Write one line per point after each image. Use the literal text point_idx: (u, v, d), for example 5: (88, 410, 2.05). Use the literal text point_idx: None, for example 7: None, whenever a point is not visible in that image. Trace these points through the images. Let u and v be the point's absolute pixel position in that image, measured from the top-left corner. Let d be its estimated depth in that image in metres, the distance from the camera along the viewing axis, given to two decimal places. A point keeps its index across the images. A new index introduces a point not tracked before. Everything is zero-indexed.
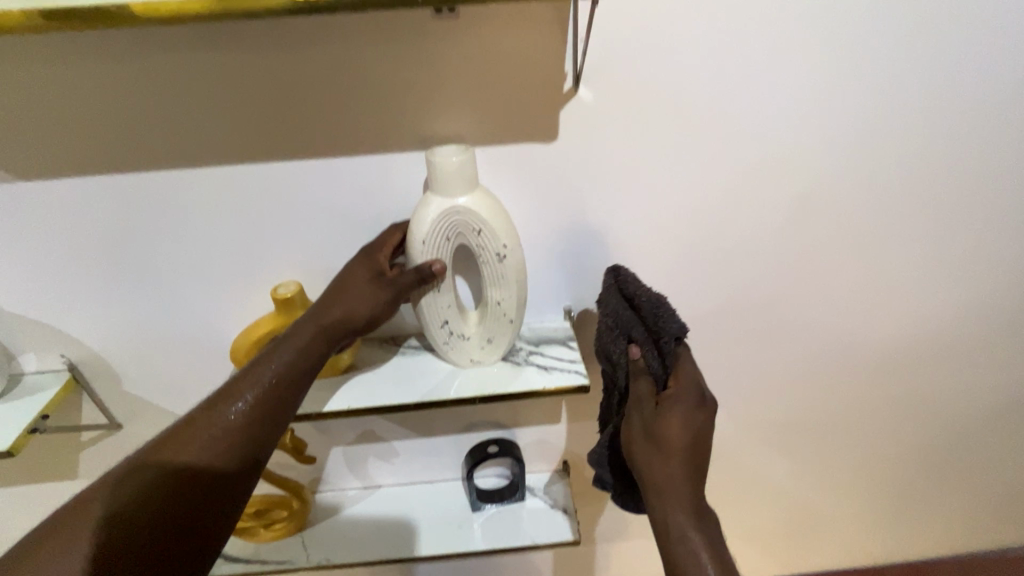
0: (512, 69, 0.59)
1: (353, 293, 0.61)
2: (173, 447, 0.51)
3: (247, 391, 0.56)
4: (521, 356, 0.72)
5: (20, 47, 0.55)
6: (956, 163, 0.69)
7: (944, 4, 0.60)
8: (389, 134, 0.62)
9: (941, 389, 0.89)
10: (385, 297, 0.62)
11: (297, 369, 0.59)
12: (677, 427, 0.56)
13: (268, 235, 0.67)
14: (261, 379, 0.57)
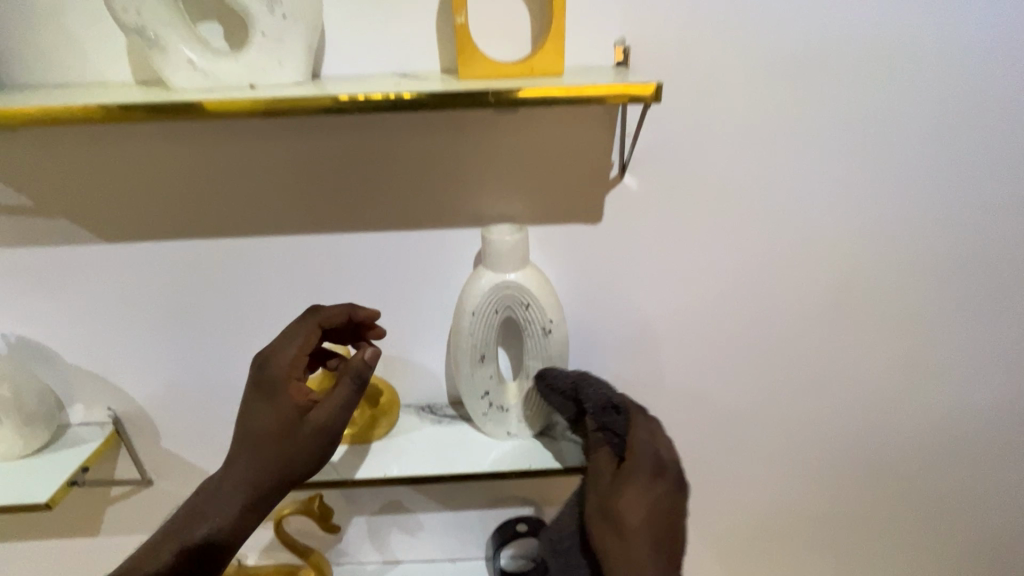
0: (562, 158, 0.63)
1: (269, 428, 0.53)
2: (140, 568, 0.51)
3: (189, 532, 0.52)
4: (558, 430, 0.72)
5: (126, 128, 0.62)
6: (991, 257, 0.71)
7: (966, 113, 0.64)
8: (443, 212, 0.66)
9: (1001, 491, 0.84)
10: (314, 442, 0.53)
11: (232, 508, 0.52)
12: (633, 512, 0.52)
13: (321, 301, 0.71)
14: (199, 520, 0.52)
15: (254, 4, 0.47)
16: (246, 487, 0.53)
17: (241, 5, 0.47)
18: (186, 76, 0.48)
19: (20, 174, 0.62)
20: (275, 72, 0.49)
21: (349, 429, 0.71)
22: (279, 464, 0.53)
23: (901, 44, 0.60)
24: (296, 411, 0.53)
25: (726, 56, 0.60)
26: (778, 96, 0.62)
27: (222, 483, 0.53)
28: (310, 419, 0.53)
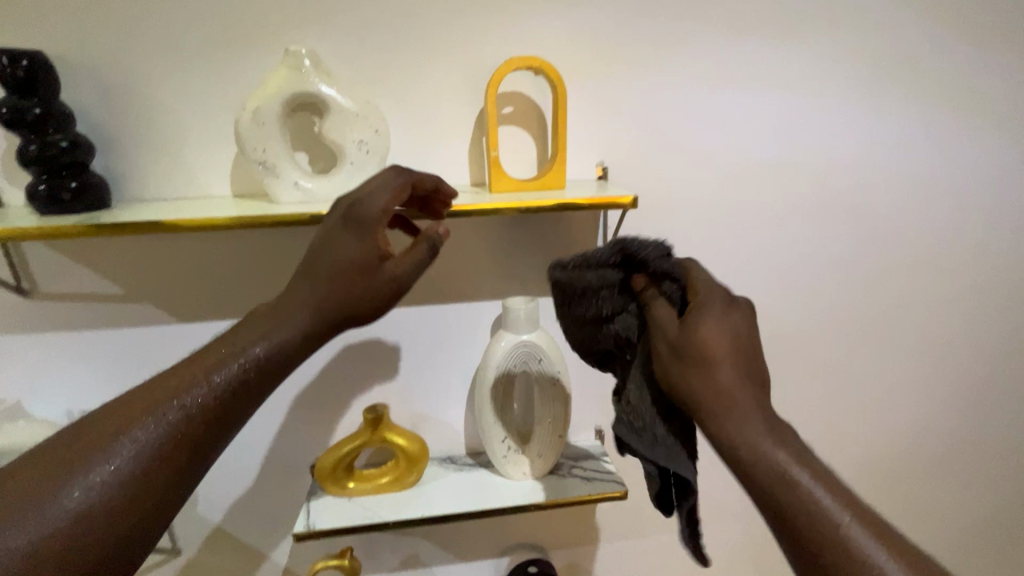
0: (558, 246, 0.81)
1: (347, 270, 0.54)
2: (161, 387, 0.46)
3: (215, 373, 0.47)
4: (564, 469, 0.85)
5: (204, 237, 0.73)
6: (898, 312, 0.89)
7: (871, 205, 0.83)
8: (464, 291, 0.82)
9: (920, 500, 1.02)
10: (385, 288, 0.55)
11: (297, 324, 0.52)
12: (713, 336, 0.48)
13: (358, 368, 0.83)
14: (228, 362, 0.48)
15: (348, 144, 0.64)
16: (302, 330, 0.52)
17: (337, 145, 0.65)
18: (291, 193, 0.64)
19: (107, 267, 0.73)
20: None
21: (387, 477, 0.81)
22: (350, 300, 0.54)
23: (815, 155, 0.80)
24: (377, 253, 0.55)
25: (691, 172, 0.78)
26: (730, 200, 0.80)
27: (288, 301, 0.53)
28: (388, 266, 0.55)
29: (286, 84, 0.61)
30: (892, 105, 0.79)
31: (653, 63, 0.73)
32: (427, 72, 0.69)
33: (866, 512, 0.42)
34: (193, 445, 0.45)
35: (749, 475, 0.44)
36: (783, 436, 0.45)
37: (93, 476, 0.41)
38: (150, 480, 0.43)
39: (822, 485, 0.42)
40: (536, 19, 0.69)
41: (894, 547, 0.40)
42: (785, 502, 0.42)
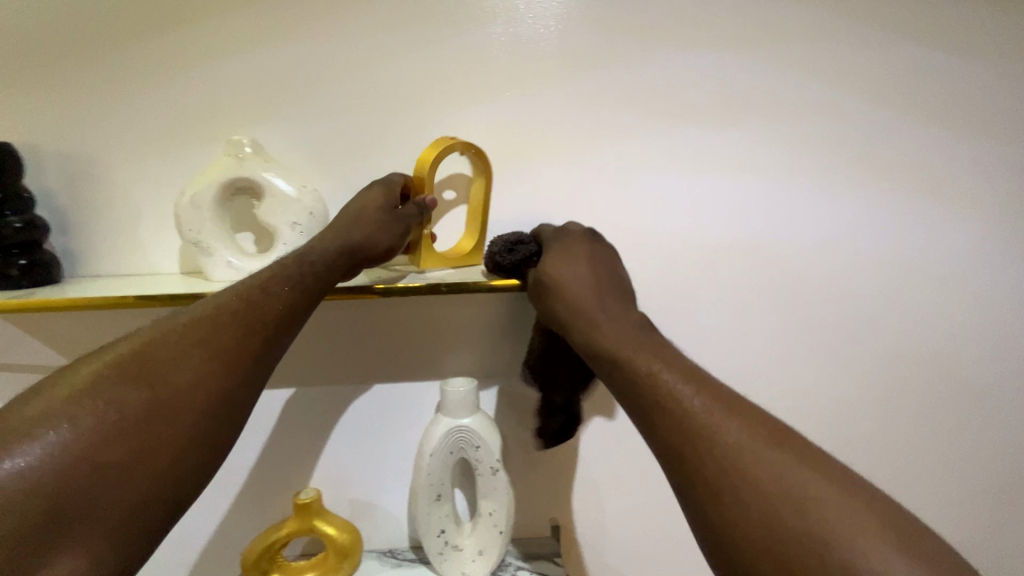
0: (507, 327, 0.79)
1: (361, 216, 0.63)
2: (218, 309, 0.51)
3: (272, 284, 0.55)
4: (509, 570, 0.77)
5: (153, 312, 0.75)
6: (866, 399, 0.86)
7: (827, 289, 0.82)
8: (409, 371, 0.79)
9: None
10: (391, 229, 0.63)
11: (332, 259, 0.59)
12: (610, 324, 0.55)
13: (297, 449, 0.80)
14: (288, 272, 0.56)
15: (282, 225, 0.66)
16: (346, 251, 0.61)
17: (272, 225, 0.67)
18: (223, 271, 0.66)
19: (57, 340, 0.75)
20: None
21: (313, 572, 0.74)
22: (361, 236, 0.62)
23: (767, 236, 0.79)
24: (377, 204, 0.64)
25: (637, 254, 0.78)
26: (680, 280, 0.79)
27: (317, 244, 0.60)
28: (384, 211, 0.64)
29: (223, 170, 0.64)
30: (840, 184, 0.79)
31: (592, 147, 0.74)
32: (370, 159, 0.72)
33: (797, 451, 0.44)
34: (256, 342, 0.51)
35: (687, 452, 0.45)
36: (721, 407, 0.46)
37: (163, 374, 0.46)
38: (223, 368, 0.49)
39: (757, 448, 0.44)
40: (477, 109, 0.72)
41: (829, 482, 0.42)
42: (715, 475, 0.43)
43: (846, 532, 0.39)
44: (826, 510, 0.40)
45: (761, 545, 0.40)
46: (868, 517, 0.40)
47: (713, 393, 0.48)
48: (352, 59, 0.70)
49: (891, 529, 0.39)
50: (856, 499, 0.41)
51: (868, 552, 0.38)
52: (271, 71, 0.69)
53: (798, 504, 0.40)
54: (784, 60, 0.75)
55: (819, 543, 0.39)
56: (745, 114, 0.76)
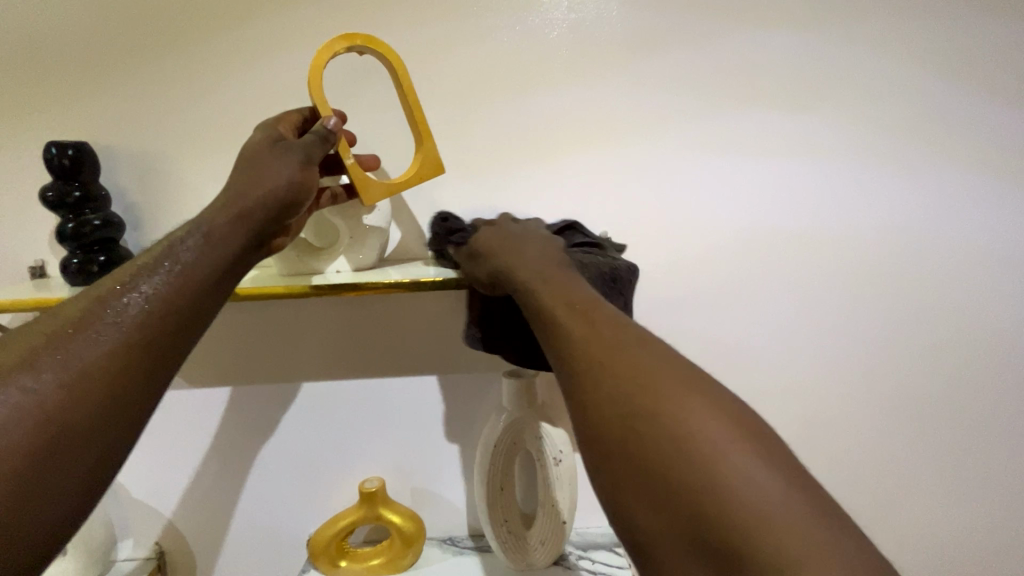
0: None
1: (257, 157, 0.54)
2: (79, 320, 0.40)
3: (144, 281, 0.43)
4: (571, 560, 0.77)
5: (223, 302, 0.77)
6: (940, 393, 0.82)
7: (898, 277, 0.78)
8: (469, 363, 0.80)
9: None
10: (290, 161, 0.55)
11: (232, 242, 0.50)
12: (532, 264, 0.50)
13: (361, 439, 0.82)
14: (159, 266, 0.45)
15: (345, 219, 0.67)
16: (242, 234, 0.50)
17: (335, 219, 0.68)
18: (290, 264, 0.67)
19: None
20: (353, 260, 0.69)
21: (380, 559, 0.76)
22: (261, 178, 0.53)
23: (834, 222, 0.76)
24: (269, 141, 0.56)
25: (698, 243, 0.76)
26: (743, 269, 0.77)
27: (205, 225, 0.49)
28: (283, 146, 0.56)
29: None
30: (916, 169, 0.76)
31: (656, 136, 0.73)
32: (430, 152, 0.72)
33: (671, 360, 0.36)
34: (134, 348, 0.40)
35: (575, 355, 0.39)
36: (586, 319, 0.41)
37: (9, 400, 0.35)
38: (87, 380, 0.38)
39: (633, 352, 0.37)
40: (537, 98, 0.71)
41: (690, 387, 0.34)
42: (608, 383, 0.36)
43: (711, 431, 0.31)
44: (688, 410, 0.32)
45: (618, 454, 0.33)
46: (712, 417, 0.32)
47: (599, 311, 0.42)
48: (414, 53, 0.70)
49: (741, 433, 0.32)
50: (724, 405, 0.33)
51: (721, 450, 0.30)
52: (333, 65, 0.70)
53: (655, 408, 0.33)
54: (855, 42, 0.72)
55: (678, 442, 0.31)
56: (814, 99, 0.73)
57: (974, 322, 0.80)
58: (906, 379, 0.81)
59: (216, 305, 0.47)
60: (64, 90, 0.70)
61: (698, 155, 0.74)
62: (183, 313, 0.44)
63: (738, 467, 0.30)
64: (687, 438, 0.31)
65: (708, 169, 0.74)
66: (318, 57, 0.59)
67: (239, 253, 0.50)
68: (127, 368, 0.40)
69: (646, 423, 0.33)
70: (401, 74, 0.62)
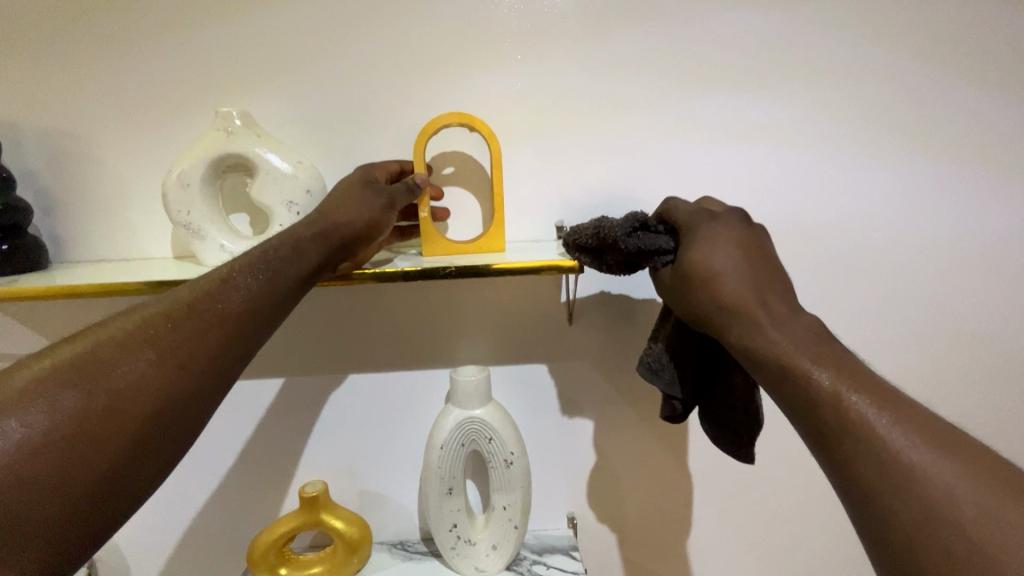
0: (521, 315, 0.74)
1: (346, 195, 0.56)
2: (184, 310, 0.44)
3: (242, 279, 0.47)
4: (525, 565, 0.74)
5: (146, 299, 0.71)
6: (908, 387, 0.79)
7: (869, 269, 0.74)
8: (418, 359, 0.75)
9: None
10: (372, 202, 0.56)
11: (318, 248, 0.52)
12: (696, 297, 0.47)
13: (304, 440, 0.77)
14: (256, 266, 0.48)
15: (278, 205, 0.61)
16: (322, 248, 0.52)
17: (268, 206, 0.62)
18: (218, 257, 0.61)
19: (45, 329, 0.71)
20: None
21: (320, 566, 0.72)
22: (344, 212, 0.55)
23: (802, 211, 0.72)
24: (361, 181, 0.58)
25: None
26: None
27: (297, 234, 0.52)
28: (376, 188, 0.57)
29: (213, 146, 0.59)
30: (887, 156, 0.71)
31: (611, 118, 0.68)
32: (367, 133, 0.67)
33: (912, 410, 0.37)
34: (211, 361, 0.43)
35: (822, 406, 0.39)
36: (889, 398, 0.38)
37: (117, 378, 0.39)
38: (167, 391, 0.41)
39: (897, 415, 0.37)
40: (483, 75, 0.66)
41: (925, 425, 0.37)
42: (838, 430, 0.38)
43: (947, 470, 0.34)
44: (912, 450, 0.35)
45: (861, 497, 0.36)
46: (945, 455, 0.35)
47: (840, 354, 0.40)
48: (347, 24, 0.64)
49: (1009, 491, 0.33)
50: (983, 467, 0.34)
51: (964, 492, 0.34)
52: (260, 37, 0.64)
53: (938, 506, 0.34)
54: (827, 17, 0.67)
55: (929, 484, 0.34)
56: (782, 79, 0.69)
57: (946, 313, 0.76)
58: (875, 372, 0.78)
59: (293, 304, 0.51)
60: None
61: (655, 139, 0.69)
62: (267, 312, 0.48)
63: (969, 497, 0.33)
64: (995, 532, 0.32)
65: (669, 155, 0.70)
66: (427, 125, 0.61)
67: (326, 261, 0.53)
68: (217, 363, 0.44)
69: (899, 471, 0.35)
70: (495, 167, 0.61)
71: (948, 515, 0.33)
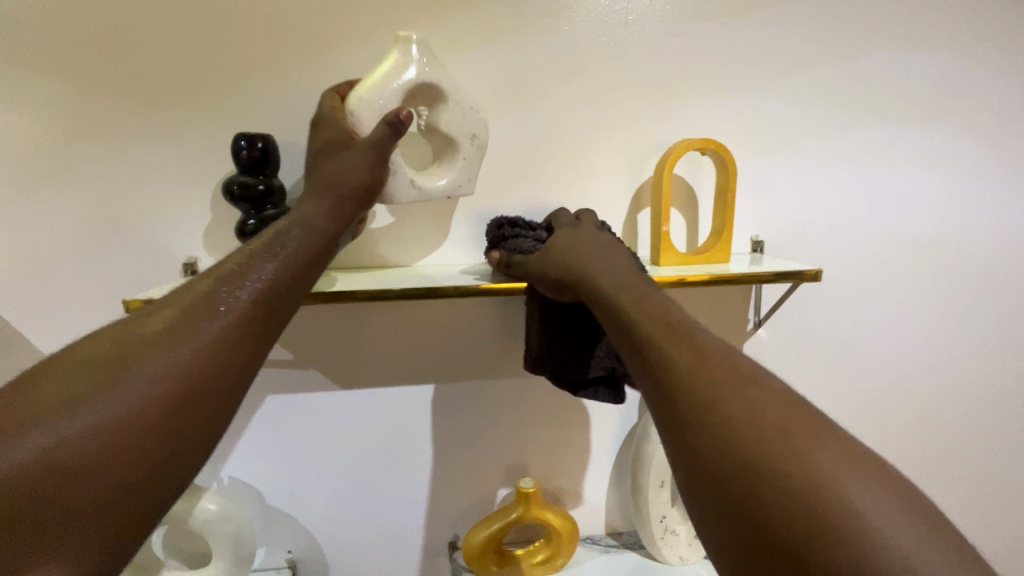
0: (716, 322, 0.80)
1: (330, 144, 0.55)
2: (210, 293, 0.42)
3: (264, 264, 0.46)
4: None
5: (380, 305, 0.76)
6: None
7: (1005, 279, 0.85)
8: None
9: None
10: (369, 155, 0.55)
11: (312, 241, 0.50)
12: (638, 315, 0.43)
13: (504, 439, 0.82)
14: (272, 250, 0.48)
15: (460, 137, 0.63)
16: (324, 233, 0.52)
17: (447, 138, 0.63)
18: (406, 193, 0.61)
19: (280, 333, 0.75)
20: (466, 187, 0.64)
21: (541, 555, 0.78)
22: (338, 170, 0.55)
23: (954, 227, 0.82)
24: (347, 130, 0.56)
25: (838, 243, 0.80)
26: (876, 267, 0.81)
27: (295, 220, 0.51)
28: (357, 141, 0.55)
29: (404, 69, 0.58)
30: (1020, 180, 0.83)
31: (805, 145, 0.77)
32: (594, 154, 0.75)
33: (822, 434, 0.33)
34: (238, 350, 0.41)
35: (700, 415, 0.35)
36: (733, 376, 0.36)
37: (151, 358, 0.37)
38: (197, 386, 0.38)
39: (808, 440, 0.32)
40: (695, 104, 0.75)
41: (839, 449, 0.32)
42: (710, 441, 0.34)
43: (852, 475, 0.30)
44: (829, 465, 0.31)
45: (741, 517, 0.32)
46: (875, 484, 0.30)
47: (723, 363, 0.37)
48: (589, 59, 0.73)
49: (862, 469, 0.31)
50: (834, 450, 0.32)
51: (888, 528, 0.29)
52: (506, 66, 0.71)
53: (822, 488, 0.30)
54: (981, 64, 0.79)
55: (814, 487, 0.30)
56: (943, 114, 0.79)
57: None
58: (1006, 369, 0.88)
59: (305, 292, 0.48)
60: (235, 80, 0.68)
61: (838, 161, 0.78)
62: (276, 301, 0.45)
63: (897, 532, 0.28)
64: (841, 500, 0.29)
65: (848, 177, 0.79)
66: (668, 154, 0.68)
67: (328, 251, 0.52)
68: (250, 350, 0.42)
69: (746, 474, 0.32)
70: (727, 188, 0.69)
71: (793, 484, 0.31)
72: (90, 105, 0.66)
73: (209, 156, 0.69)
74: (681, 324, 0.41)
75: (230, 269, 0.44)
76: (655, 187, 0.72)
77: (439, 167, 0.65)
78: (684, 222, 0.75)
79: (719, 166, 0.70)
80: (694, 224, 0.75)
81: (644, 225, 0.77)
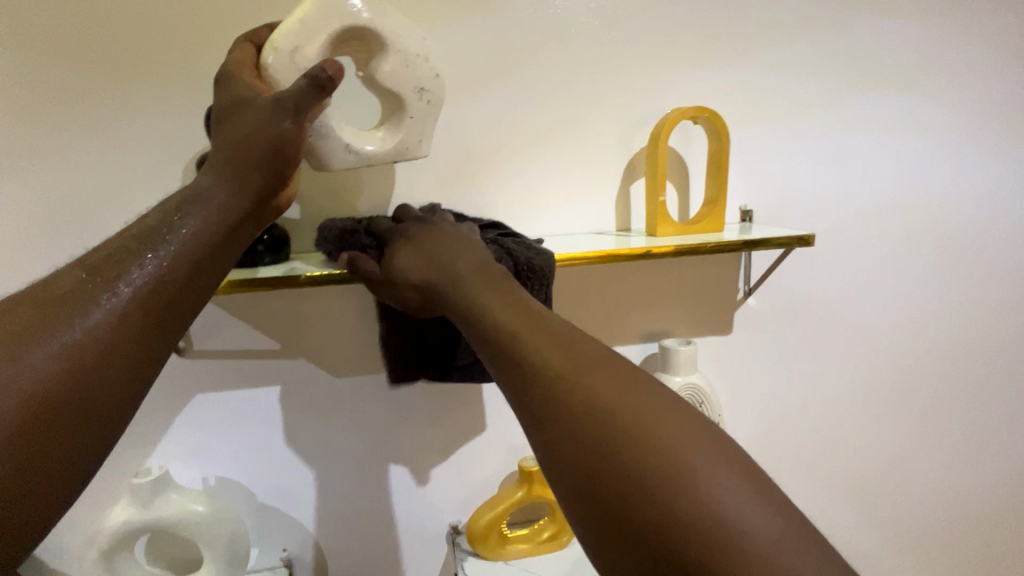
0: (707, 293, 0.80)
1: (239, 109, 0.48)
2: (85, 288, 0.37)
3: (151, 252, 0.40)
4: None
5: (368, 290, 0.73)
6: (1005, 340, 0.93)
7: (975, 245, 0.89)
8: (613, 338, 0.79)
9: None
10: (281, 114, 0.47)
11: (214, 224, 0.44)
12: (504, 315, 0.42)
13: (502, 420, 0.80)
14: (165, 235, 0.42)
15: (407, 91, 0.57)
16: (234, 212, 0.46)
17: (391, 94, 0.58)
18: (343, 157, 0.57)
19: (263, 322, 0.70)
20: (417, 147, 0.60)
21: (547, 532, 0.78)
22: (246, 131, 0.47)
23: (927, 193, 0.85)
24: (258, 93, 0.48)
25: (821, 211, 0.82)
26: (856, 234, 0.84)
27: (194, 200, 0.45)
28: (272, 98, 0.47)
29: (329, 15, 0.52)
30: (987, 148, 0.86)
31: (793, 114, 0.78)
32: (585, 128, 0.74)
33: (683, 417, 0.34)
34: (126, 354, 0.37)
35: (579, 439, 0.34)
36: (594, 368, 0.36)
37: (33, 357, 0.33)
38: (86, 394, 0.34)
39: (660, 426, 0.33)
40: (682, 76, 0.75)
41: (704, 439, 0.33)
42: (582, 449, 0.34)
43: (701, 464, 0.32)
44: (695, 458, 0.32)
45: (609, 517, 0.32)
46: (736, 482, 0.32)
47: (587, 353, 0.38)
48: (579, 27, 0.71)
49: (733, 464, 0.33)
50: (699, 429, 0.34)
51: (760, 522, 0.30)
52: (491, 37, 0.69)
53: (677, 475, 0.32)
54: (949, 35, 0.81)
55: (654, 464, 0.32)
56: (916, 84, 0.81)
57: None
58: (977, 330, 0.92)
59: (208, 288, 0.44)
60: (198, 50, 0.63)
61: (820, 132, 0.80)
62: (172, 299, 0.40)
63: (751, 521, 0.30)
64: (704, 486, 0.31)
65: (829, 147, 0.80)
66: (661, 124, 0.68)
67: (235, 238, 0.46)
68: (142, 355, 0.38)
69: (605, 456, 0.33)
70: (719, 157, 0.69)
71: (662, 466, 0.32)
72: (37, 81, 0.60)
73: (174, 133, 0.64)
74: (540, 322, 0.41)
75: (110, 259, 0.39)
76: (649, 158, 0.72)
77: (385, 125, 0.60)
78: (677, 193, 0.75)
79: (710, 136, 0.70)
80: (686, 195, 0.75)
81: (637, 198, 0.77)
